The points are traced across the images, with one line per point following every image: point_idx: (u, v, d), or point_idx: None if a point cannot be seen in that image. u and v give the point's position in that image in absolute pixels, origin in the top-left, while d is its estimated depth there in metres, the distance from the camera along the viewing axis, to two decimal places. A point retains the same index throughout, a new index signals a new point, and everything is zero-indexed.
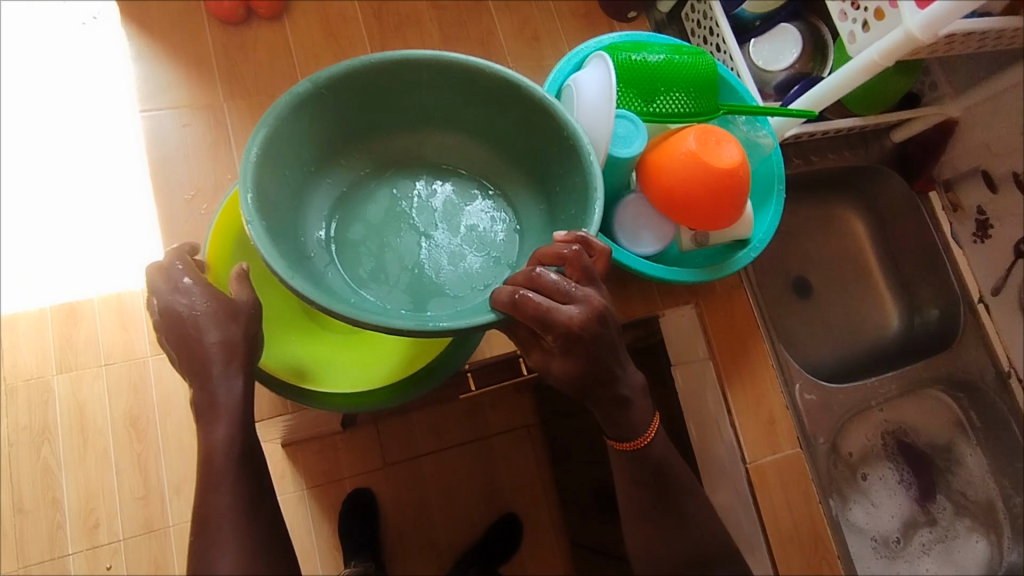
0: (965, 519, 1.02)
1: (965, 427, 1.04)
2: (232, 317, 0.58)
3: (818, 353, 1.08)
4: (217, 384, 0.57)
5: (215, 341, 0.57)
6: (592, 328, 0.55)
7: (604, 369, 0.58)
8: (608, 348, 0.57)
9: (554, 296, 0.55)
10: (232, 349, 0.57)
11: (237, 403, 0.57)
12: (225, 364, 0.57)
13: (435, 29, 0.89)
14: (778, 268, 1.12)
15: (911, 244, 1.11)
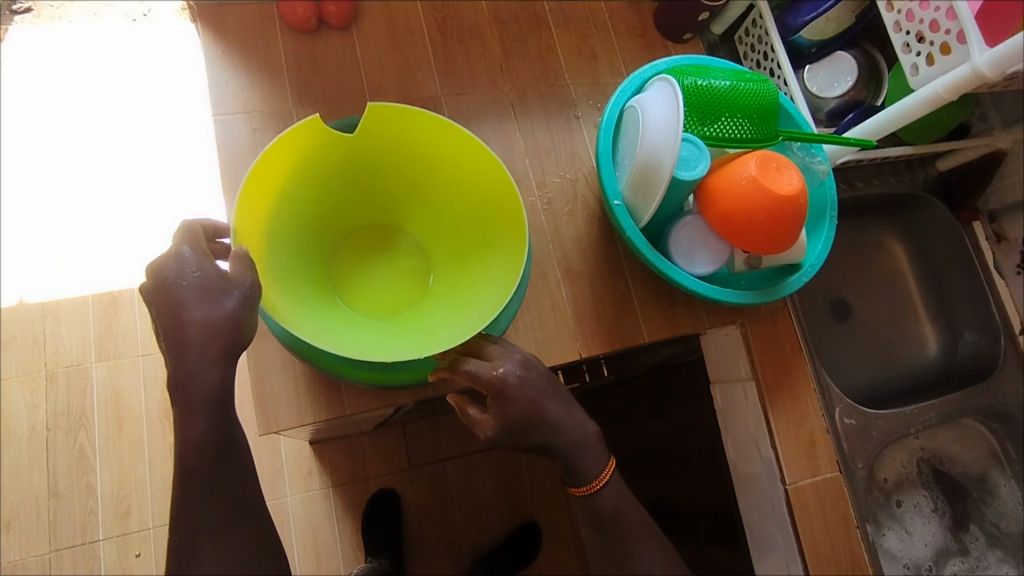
0: (997, 550, 1.02)
1: (1000, 458, 1.04)
2: (217, 295, 0.58)
3: (854, 378, 1.08)
4: (191, 368, 0.57)
5: (197, 319, 0.57)
6: (522, 381, 0.66)
7: (533, 415, 0.66)
8: (540, 402, 0.67)
9: (479, 359, 0.66)
10: (215, 329, 0.57)
11: (212, 390, 0.58)
12: (204, 344, 0.57)
13: (497, 45, 0.91)
14: (817, 289, 1.13)
15: (954, 271, 1.10)
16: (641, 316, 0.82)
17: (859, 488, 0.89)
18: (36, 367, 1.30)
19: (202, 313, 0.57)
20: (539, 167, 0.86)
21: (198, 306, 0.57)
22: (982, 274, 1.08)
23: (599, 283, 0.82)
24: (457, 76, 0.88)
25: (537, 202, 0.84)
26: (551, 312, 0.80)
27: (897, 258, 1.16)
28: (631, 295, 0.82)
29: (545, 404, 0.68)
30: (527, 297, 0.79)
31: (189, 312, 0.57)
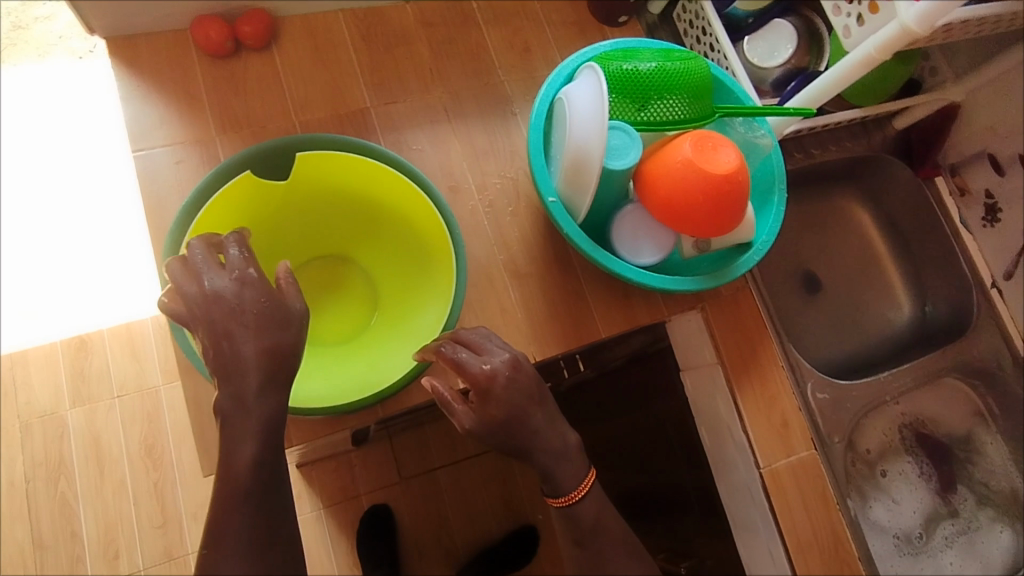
0: (987, 509, 1.01)
1: (985, 416, 1.03)
2: (282, 325, 0.57)
3: (830, 350, 1.06)
4: (251, 396, 0.55)
5: (253, 350, 0.55)
6: (511, 379, 0.63)
7: (520, 414, 0.63)
8: (528, 401, 0.64)
9: (470, 353, 0.64)
10: (273, 358, 0.56)
11: (268, 417, 0.55)
12: (260, 376, 0.55)
13: (426, 49, 0.88)
14: (786, 262, 1.11)
15: (923, 231, 1.09)
16: (597, 312, 0.80)
17: (837, 463, 0.88)
18: (9, 419, 1.28)
19: (255, 344, 0.55)
20: (478, 170, 0.83)
21: (253, 333, 0.55)
22: (948, 231, 1.07)
23: (549, 282, 0.80)
24: (387, 84, 0.86)
25: (478, 205, 0.81)
26: (502, 318, 0.78)
27: (863, 222, 1.14)
28: (584, 291, 0.80)
29: (534, 404, 0.65)
30: (475, 306, 0.77)
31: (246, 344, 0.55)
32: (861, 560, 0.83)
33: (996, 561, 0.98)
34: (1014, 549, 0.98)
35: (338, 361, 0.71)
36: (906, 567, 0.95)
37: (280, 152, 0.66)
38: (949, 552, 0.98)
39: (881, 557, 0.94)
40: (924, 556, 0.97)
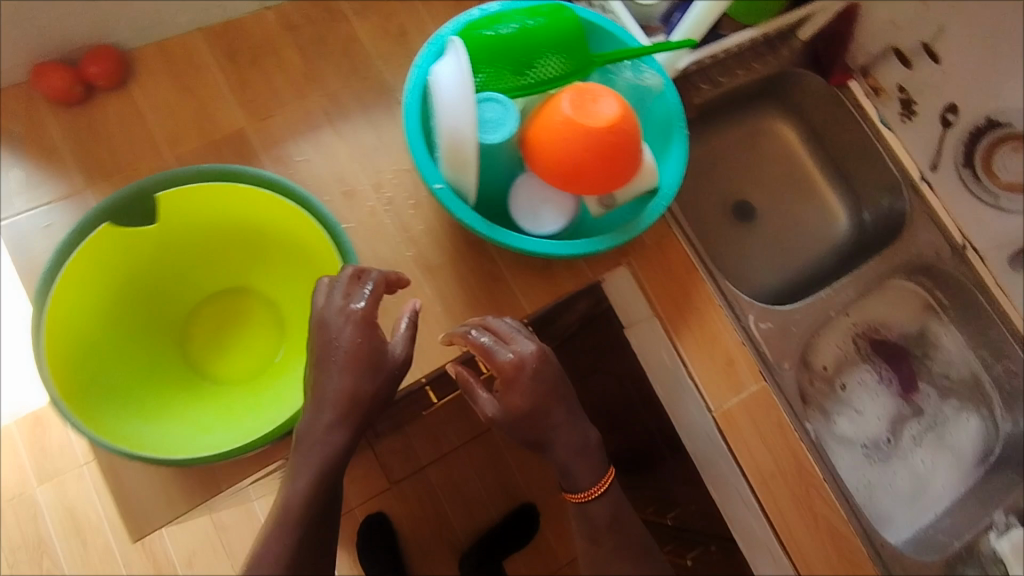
0: (949, 400, 1.01)
1: (935, 308, 1.05)
2: (375, 368, 0.61)
3: (774, 277, 1.04)
4: (319, 430, 0.60)
5: (336, 389, 0.60)
6: (540, 370, 0.65)
7: (543, 409, 0.66)
8: (552, 389, 0.66)
9: (499, 340, 0.65)
10: (353, 401, 0.60)
11: (328, 451, 0.60)
12: (338, 413, 0.60)
13: (295, 52, 0.83)
14: (716, 196, 1.09)
15: (847, 139, 1.07)
16: (519, 289, 0.78)
17: (790, 391, 0.87)
18: None
19: (339, 384, 0.60)
20: (371, 169, 0.80)
21: (343, 373, 0.60)
22: (869, 134, 1.04)
23: (464, 269, 0.77)
24: (262, 97, 0.81)
25: (377, 204, 0.78)
26: (421, 316, 0.75)
27: (787, 140, 1.12)
28: (501, 270, 0.78)
29: (557, 394, 0.67)
30: (391, 310, 0.74)
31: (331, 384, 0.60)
32: (828, 482, 0.81)
33: (966, 449, 0.99)
34: (981, 433, 0.99)
35: (247, 398, 0.70)
36: (878, 474, 0.95)
37: (129, 202, 0.63)
38: (919, 451, 0.98)
39: (851, 472, 0.94)
40: (895, 459, 0.97)
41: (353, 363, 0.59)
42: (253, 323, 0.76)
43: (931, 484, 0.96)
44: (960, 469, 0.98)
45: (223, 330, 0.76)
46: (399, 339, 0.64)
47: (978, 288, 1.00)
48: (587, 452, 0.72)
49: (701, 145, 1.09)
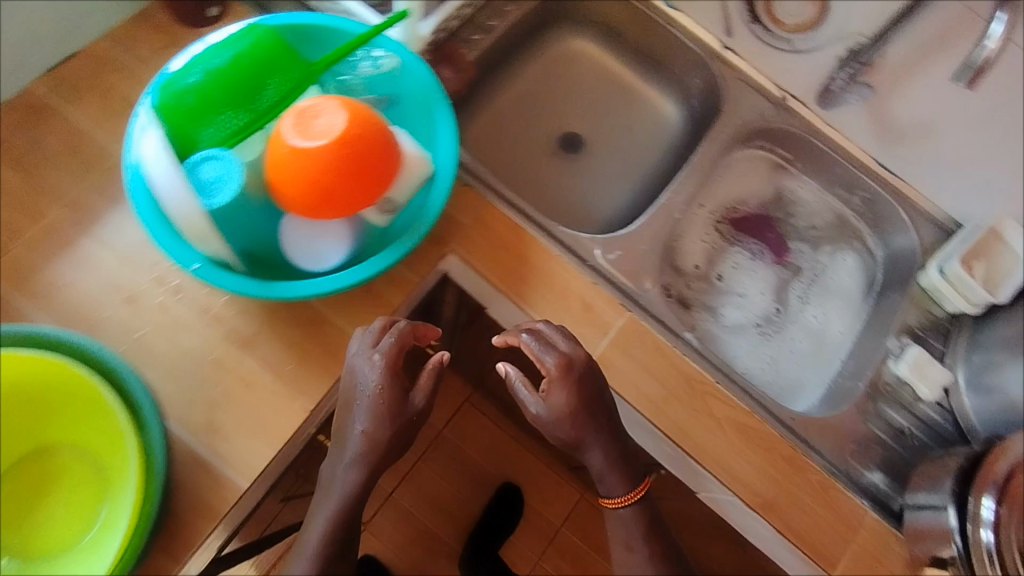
0: (822, 247, 1.04)
1: (784, 164, 1.06)
2: (392, 419, 0.68)
3: (621, 195, 1.02)
4: (343, 467, 0.69)
5: (361, 431, 0.67)
6: (574, 381, 0.71)
7: (584, 412, 0.72)
8: (591, 400, 0.72)
9: (545, 346, 0.71)
10: (375, 444, 0.68)
11: (349, 487, 0.69)
12: (361, 454, 0.68)
13: (14, 172, 0.73)
14: (538, 136, 1.04)
15: (642, 34, 1.04)
16: (349, 324, 0.74)
17: (661, 309, 0.86)
18: None
19: (363, 429, 0.67)
20: (145, 264, 0.73)
21: (368, 420, 0.67)
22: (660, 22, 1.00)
23: (282, 328, 0.72)
24: None
25: (165, 297, 0.72)
26: (253, 394, 0.70)
27: (589, 55, 1.09)
28: (323, 311, 0.73)
29: (600, 404, 0.73)
30: (219, 401, 0.69)
31: (354, 426, 0.68)
32: (717, 380, 0.82)
33: (851, 285, 1.02)
34: (854, 266, 1.04)
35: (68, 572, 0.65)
36: (777, 347, 0.96)
37: None
38: (808, 307, 1.00)
39: (751, 358, 0.94)
40: (788, 326, 0.97)
41: (367, 412, 0.67)
42: (65, 482, 0.70)
43: (828, 336, 0.98)
44: (848, 309, 1.00)
45: (31, 503, 0.70)
46: (424, 389, 0.70)
47: (810, 133, 1.00)
48: (625, 461, 0.77)
49: (504, 92, 1.04)
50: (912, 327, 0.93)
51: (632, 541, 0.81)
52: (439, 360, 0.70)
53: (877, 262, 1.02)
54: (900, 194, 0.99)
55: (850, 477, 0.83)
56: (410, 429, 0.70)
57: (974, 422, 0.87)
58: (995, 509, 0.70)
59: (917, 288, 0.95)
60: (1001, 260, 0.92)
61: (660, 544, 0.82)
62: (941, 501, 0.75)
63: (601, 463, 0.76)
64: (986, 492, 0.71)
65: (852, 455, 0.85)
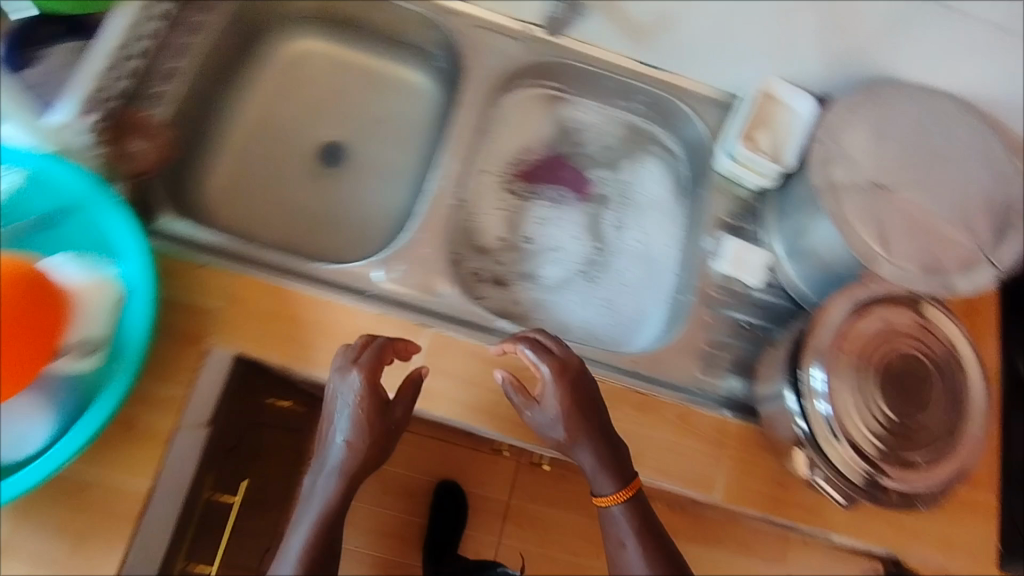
0: (623, 164, 0.99)
1: (560, 94, 0.99)
2: (372, 431, 0.67)
3: (400, 192, 0.94)
4: (321, 478, 0.68)
5: (343, 442, 0.67)
6: (569, 383, 0.70)
7: (582, 411, 0.70)
8: (583, 403, 0.70)
9: (540, 349, 0.71)
10: (357, 451, 0.67)
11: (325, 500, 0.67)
12: (347, 462, 0.67)
13: None
14: (290, 161, 0.93)
15: (361, 10, 0.94)
16: (120, 472, 0.65)
17: (466, 310, 0.80)
18: None
19: (345, 439, 0.67)
20: None
21: (353, 431, 0.67)
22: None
23: (43, 509, 0.63)
24: None
25: None
26: None
27: (316, 53, 0.98)
28: (84, 472, 0.65)
29: (597, 408, 0.71)
30: None
31: (338, 435, 0.67)
32: None
33: (662, 192, 0.99)
34: (661, 173, 1.00)
35: None
36: (608, 287, 0.92)
37: None
38: (629, 232, 0.96)
39: (586, 311, 0.90)
40: (614, 260, 0.94)
41: (352, 423, 0.67)
42: None
43: (655, 256, 0.95)
44: (667, 219, 0.97)
45: None
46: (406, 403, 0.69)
47: (566, 56, 0.94)
48: (620, 456, 0.71)
49: (234, 129, 0.93)
50: (726, 220, 0.92)
51: (619, 543, 0.70)
52: (423, 369, 0.71)
53: (680, 160, 1.00)
54: (670, 87, 0.96)
55: (701, 394, 0.83)
56: (390, 439, 0.69)
57: (801, 287, 0.87)
58: (824, 377, 0.70)
59: (719, 178, 0.94)
60: (780, 122, 0.90)
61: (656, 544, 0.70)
62: (779, 388, 0.74)
63: (592, 464, 0.70)
64: (813, 365, 0.71)
65: (698, 371, 0.84)
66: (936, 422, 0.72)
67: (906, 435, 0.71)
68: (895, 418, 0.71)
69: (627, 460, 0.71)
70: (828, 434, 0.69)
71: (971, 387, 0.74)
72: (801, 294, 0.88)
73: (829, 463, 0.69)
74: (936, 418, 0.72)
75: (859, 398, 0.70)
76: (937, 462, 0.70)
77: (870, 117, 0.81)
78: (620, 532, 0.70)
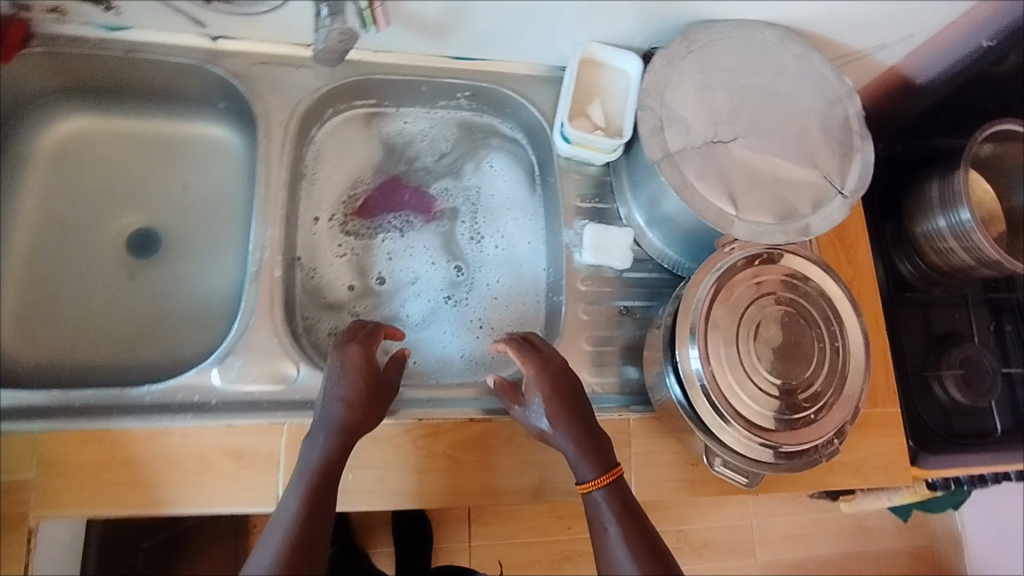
0: (464, 169, 0.94)
1: (376, 109, 0.91)
2: (372, 393, 0.66)
3: (233, 264, 0.86)
4: (314, 441, 0.63)
5: (340, 401, 0.64)
6: (552, 375, 0.68)
7: (574, 395, 0.68)
8: (569, 395, 0.68)
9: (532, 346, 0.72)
10: (354, 406, 0.64)
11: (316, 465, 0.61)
12: (345, 416, 0.63)
13: None
14: (101, 263, 0.85)
15: (120, 74, 0.81)
16: None
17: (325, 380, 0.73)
18: None
19: (341, 399, 0.64)
20: None
21: (351, 385, 0.65)
22: (121, 54, 0.79)
23: None
24: None
25: None
26: None
27: (91, 131, 0.87)
28: None
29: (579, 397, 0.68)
30: None
31: (335, 395, 0.65)
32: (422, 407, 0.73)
33: (512, 186, 0.93)
34: (506, 166, 0.94)
35: None
36: (478, 304, 0.87)
37: None
38: (486, 239, 0.91)
39: (459, 340, 0.85)
40: (477, 274, 0.89)
41: (351, 382, 0.65)
42: None
43: (518, 259, 0.90)
44: (524, 215, 0.92)
45: None
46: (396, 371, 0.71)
47: (368, 71, 0.85)
48: (602, 441, 0.67)
49: (22, 246, 0.82)
50: (579, 206, 0.86)
51: (602, 530, 0.61)
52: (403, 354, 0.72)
53: (522, 147, 0.94)
54: (487, 74, 0.88)
55: (595, 399, 0.79)
56: (378, 406, 0.66)
57: (670, 253, 0.85)
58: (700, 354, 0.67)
59: (562, 162, 0.87)
60: (607, 89, 0.85)
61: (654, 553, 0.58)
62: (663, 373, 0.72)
63: (569, 450, 0.66)
64: (688, 343, 0.68)
65: (587, 374, 0.79)
66: (821, 374, 0.70)
67: (794, 396, 0.69)
68: (781, 381, 0.69)
69: (610, 450, 0.67)
70: (714, 417, 0.66)
71: (848, 323, 0.73)
72: (672, 261, 0.85)
73: (726, 447, 0.67)
74: (820, 370, 0.70)
75: (740, 370, 0.68)
76: (827, 414, 0.69)
77: (689, 70, 0.76)
78: (600, 516, 0.62)
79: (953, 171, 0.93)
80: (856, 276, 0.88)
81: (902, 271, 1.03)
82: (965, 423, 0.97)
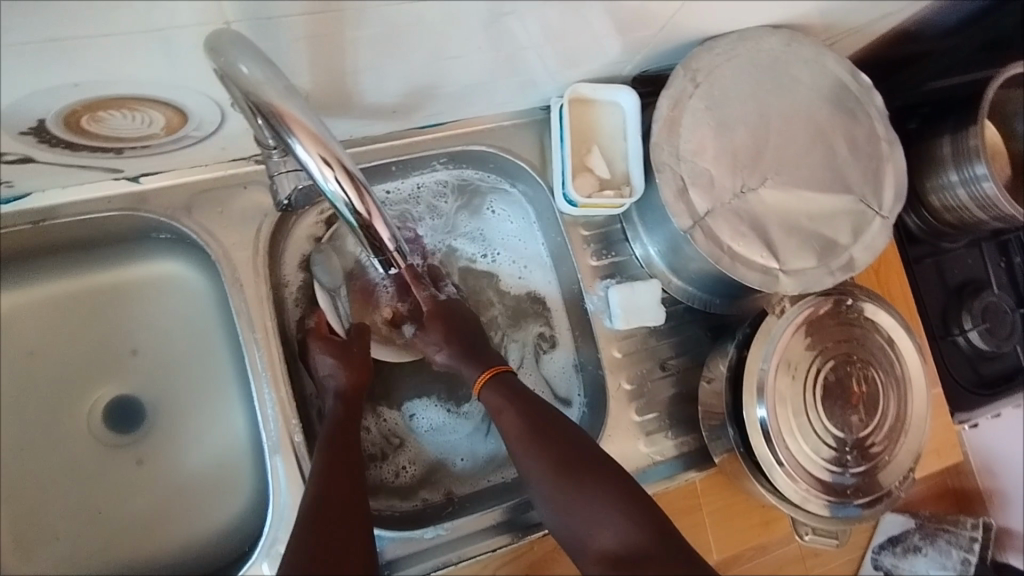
0: (458, 222, 0.83)
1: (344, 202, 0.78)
2: (344, 360, 0.70)
3: (236, 413, 0.77)
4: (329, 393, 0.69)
5: (326, 377, 0.70)
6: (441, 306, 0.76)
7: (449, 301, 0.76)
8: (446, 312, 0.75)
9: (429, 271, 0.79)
10: (344, 372, 0.70)
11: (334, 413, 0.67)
12: (338, 376, 0.69)
13: None
14: (88, 451, 0.74)
15: (41, 242, 0.68)
16: None
17: (389, 522, 0.71)
18: None
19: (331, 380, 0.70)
20: None
21: (320, 353, 0.70)
22: (31, 225, 0.65)
23: None
24: None
25: None
26: None
27: (23, 304, 0.73)
28: None
29: (466, 320, 0.75)
30: None
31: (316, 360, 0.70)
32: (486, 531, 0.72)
33: (505, 211, 0.84)
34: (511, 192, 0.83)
35: None
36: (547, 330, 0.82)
37: None
38: (513, 261, 0.84)
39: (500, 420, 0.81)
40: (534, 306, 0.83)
41: (322, 363, 0.70)
42: None
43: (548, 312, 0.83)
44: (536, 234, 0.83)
45: None
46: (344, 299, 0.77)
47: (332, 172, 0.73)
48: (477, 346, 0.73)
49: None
50: (596, 265, 0.79)
51: (499, 414, 0.68)
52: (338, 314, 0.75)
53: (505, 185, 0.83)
54: (463, 135, 0.76)
55: (657, 469, 0.76)
56: (355, 364, 0.71)
57: (698, 293, 0.79)
58: (770, 415, 0.65)
59: (567, 218, 0.78)
60: (604, 132, 0.74)
61: (539, 433, 0.65)
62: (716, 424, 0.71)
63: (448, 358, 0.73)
64: (755, 403, 0.66)
65: (642, 445, 0.76)
66: (886, 412, 0.70)
67: (866, 445, 0.68)
68: (852, 433, 0.68)
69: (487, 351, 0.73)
70: (799, 495, 0.65)
71: (902, 352, 0.72)
72: (701, 299, 0.79)
73: (813, 515, 0.66)
74: (885, 409, 0.70)
75: (813, 435, 0.67)
76: (896, 453, 0.70)
77: (700, 110, 0.67)
78: (496, 406, 0.68)
79: (966, 124, 0.84)
80: (881, 263, 0.85)
81: (910, 225, 0.97)
82: (990, 366, 0.98)
